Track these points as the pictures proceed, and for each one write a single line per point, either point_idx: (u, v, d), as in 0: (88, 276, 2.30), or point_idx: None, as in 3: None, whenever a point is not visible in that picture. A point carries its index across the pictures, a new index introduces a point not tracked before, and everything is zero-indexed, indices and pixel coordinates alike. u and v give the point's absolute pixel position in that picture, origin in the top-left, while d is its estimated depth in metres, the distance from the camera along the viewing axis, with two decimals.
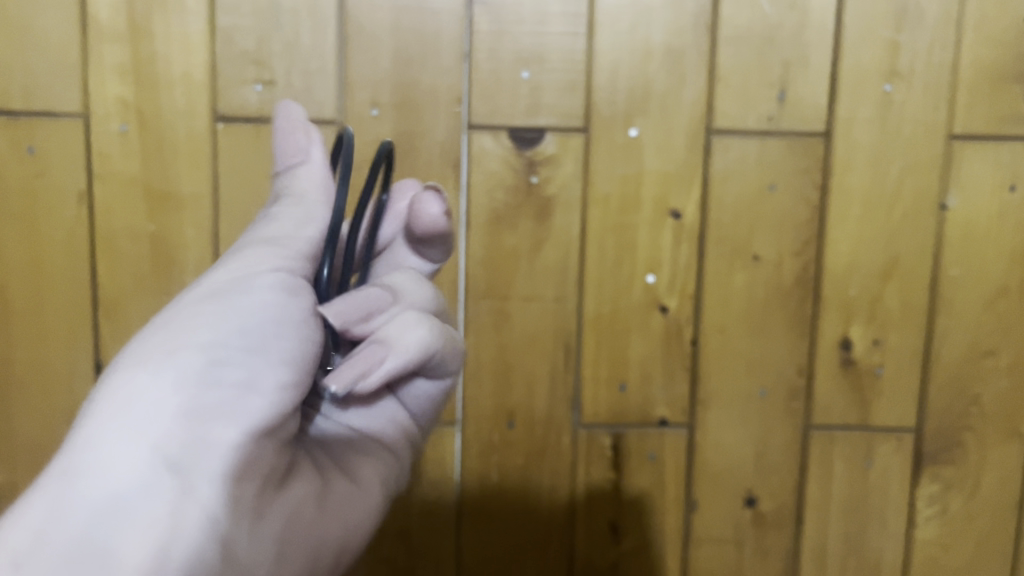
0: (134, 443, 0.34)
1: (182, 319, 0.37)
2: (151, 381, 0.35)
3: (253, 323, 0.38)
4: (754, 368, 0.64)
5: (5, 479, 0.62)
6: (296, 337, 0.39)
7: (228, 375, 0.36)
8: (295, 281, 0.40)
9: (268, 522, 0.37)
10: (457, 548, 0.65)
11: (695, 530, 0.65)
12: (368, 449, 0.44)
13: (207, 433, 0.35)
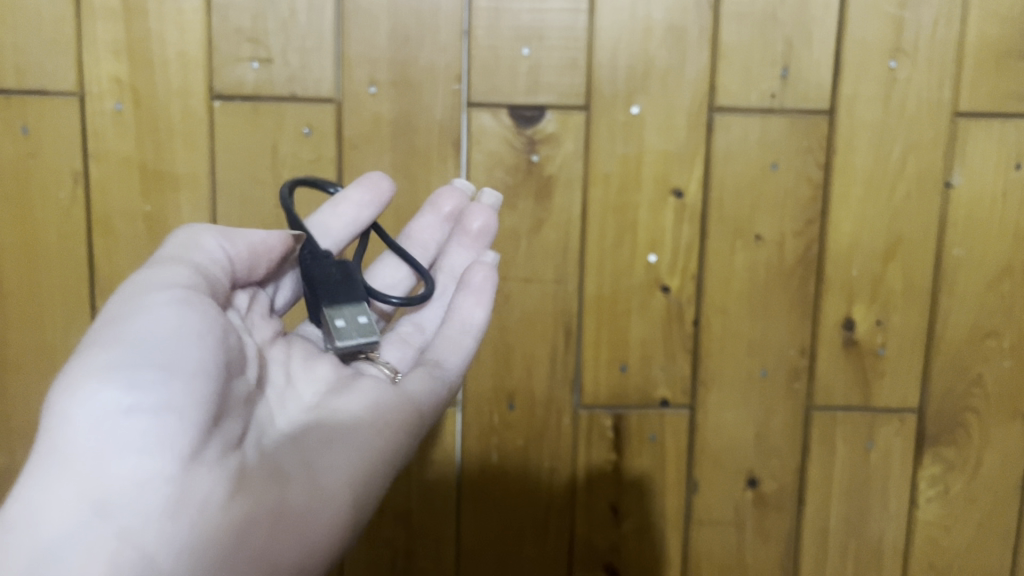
0: (58, 492, 0.31)
1: (99, 345, 0.33)
2: (61, 423, 0.32)
3: (162, 343, 0.34)
4: (755, 349, 0.63)
5: (3, 461, 0.61)
6: (207, 348, 0.35)
7: (147, 398, 0.32)
8: (193, 297, 0.37)
9: (215, 542, 0.34)
10: (456, 529, 0.65)
11: (696, 512, 0.65)
12: (343, 447, 0.41)
13: (130, 467, 0.32)
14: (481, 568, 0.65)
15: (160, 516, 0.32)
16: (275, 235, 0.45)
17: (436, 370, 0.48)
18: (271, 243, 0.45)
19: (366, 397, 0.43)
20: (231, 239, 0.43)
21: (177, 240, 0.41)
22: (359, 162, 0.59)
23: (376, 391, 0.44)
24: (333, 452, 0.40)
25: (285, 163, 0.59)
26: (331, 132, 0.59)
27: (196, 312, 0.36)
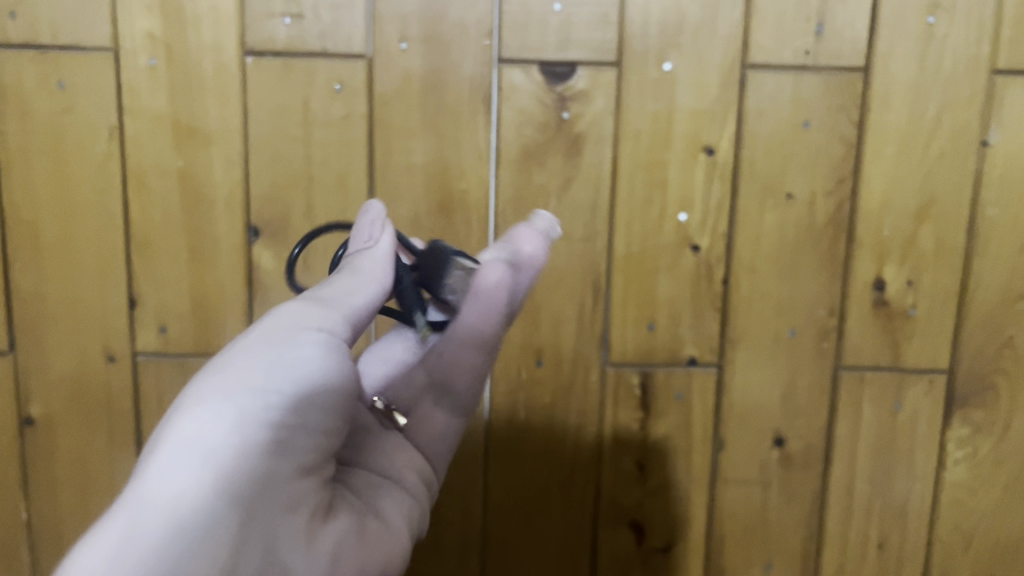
0: (188, 476, 0.33)
1: (243, 356, 0.37)
2: (207, 418, 0.34)
3: (311, 359, 0.37)
4: (784, 308, 0.63)
5: (43, 410, 0.63)
6: (352, 371, 0.39)
7: (292, 414, 0.36)
8: (346, 326, 0.40)
9: (328, 552, 0.36)
10: (484, 484, 0.65)
11: (722, 470, 0.66)
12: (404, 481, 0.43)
13: (268, 472, 0.35)
14: (508, 523, 0.66)
15: (284, 518, 0.35)
16: (386, 231, 0.44)
17: (444, 399, 0.44)
18: (388, 245, 0.43)
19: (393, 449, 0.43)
20: (378, 274, 0.42)
21: (330, 282, 0.42)
22: (390, 119, 0.59)
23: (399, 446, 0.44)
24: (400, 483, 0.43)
25: (317, 120, 0.59)
26: (363, 88, 0.59)
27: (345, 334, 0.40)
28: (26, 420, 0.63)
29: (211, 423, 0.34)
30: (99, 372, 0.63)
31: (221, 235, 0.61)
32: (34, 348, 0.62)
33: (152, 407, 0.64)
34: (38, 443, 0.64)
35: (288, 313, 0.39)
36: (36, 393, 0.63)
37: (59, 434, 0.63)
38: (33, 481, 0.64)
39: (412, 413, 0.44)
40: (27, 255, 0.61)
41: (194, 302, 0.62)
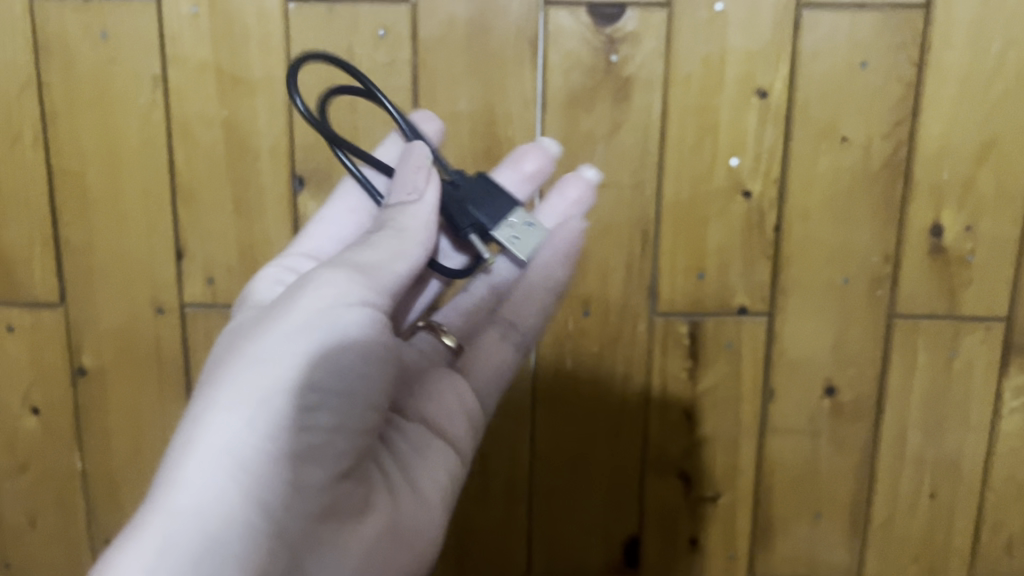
0: (219, 479, 0.37)
1: (290, 358, 0.40)
2: (247, 424, 0.38)
3: (349, 364, 0.40)
4: (837, 255, 0.62)
5: (95, 360, 0.64)
6: (386, 370, 0.41)
7: (321, 418, 0.39)
8: (380, 320, 0.42)
9: (356, 546, 0.40)
10: (531, 434, 0.65)
11: (771, 419, 0.65)
12: (438, 455, 0.45)
13: (292, 478, 0.38)
14: (555, 473, 0.66)
15: (315, 519, 0.39)
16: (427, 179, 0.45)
17: (511, 334, 0.49)
18: (431, 203, 0.44)
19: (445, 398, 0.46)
20: (418, 241, 0.44)
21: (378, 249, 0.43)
22: (435, 64, 0.58)
23: (459, 389, 0.47)
24: (429, 460, 0.45)
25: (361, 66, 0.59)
26: (407, 33, 0.58)
27: (382, 337, 0.41)
28: (78, 370, 0.64)
29: (237, 428, 0.38)
30: (149, 323, 0.63)
31: (266, 185, 0.61)
32: (85, 299, 0.63)
33: (200, 359, 0.64)
34: (91, 393, 0.64)
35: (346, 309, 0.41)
36: (88, 343, 0.63)
37: (111, 384, 0.64)
38: (87, 430, 0.65)
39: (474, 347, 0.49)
40: (75, 206, 0.61)
41: (241, 252, 0.62)
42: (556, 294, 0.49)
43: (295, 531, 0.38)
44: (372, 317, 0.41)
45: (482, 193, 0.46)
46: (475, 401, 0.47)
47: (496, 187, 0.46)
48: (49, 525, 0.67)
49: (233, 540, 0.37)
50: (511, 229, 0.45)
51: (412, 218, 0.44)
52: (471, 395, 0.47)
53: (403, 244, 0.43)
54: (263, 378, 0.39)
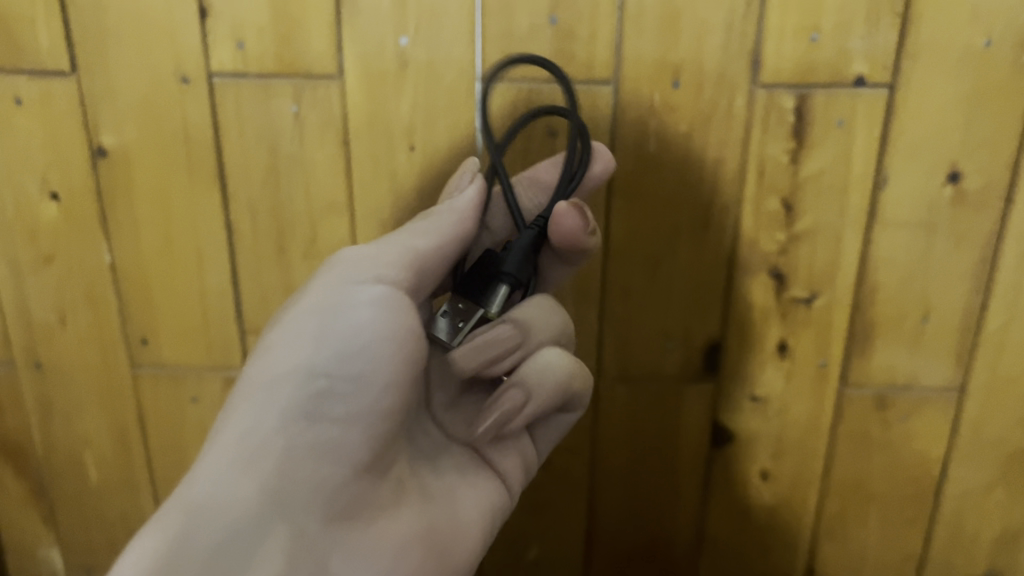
0: (237, 476, 0.41)
1: (305, 349, 0.44)
2: (257, 416, 0.43)
3: (363, 337, 0.43)
4: (981, 12, 0.52)
5: (116, 139, 0.57)
6: (412, 349, 0.44)
7: (336, 407, 0.43)
8: (398, 293, 0.45)
9: (381, 547, 0.44)
10: (606, 227, 0.58)
11: (882, 211, 0.57)
12: (477, 477, 0.50)
13: (307, 478, 0.42)
14: (631, 271, 0.59)
15: (338, 516, 0.43)
16: (475, 182, 0.49)
17: None
18: (470, 198, 0.49)
19: (501, 438, 0.51)
20: (452, 218, 0.48)
21: (409, 231, 0.48)
22: None
23: (512, 429, 0.52)
24: (473, 485, 0.50)
25: None
26: None
27: (395, 317, 0.44)
28: (98, 150, 0.57)
29: (251, 419, 0.43)
30: (173, 97, 0.55)
31: None
32: (99, 68, 0.55)
33: (233, 140, 0.56)
34: (114, 176, 0.58)
35: (368, 295, 0.44)
36: (107, 120, 0.56)
37: (136, 167, 0.57)
38: (112, 219, 0.59)
39: None
40: None
41: (275, 12, 0.53)
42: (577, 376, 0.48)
43: (319, 531, 0.42)
44: (384, 289, 0.44)
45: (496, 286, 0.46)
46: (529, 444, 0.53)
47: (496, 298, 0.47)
48: (81, 323, 0.62)
49: (252, 530, 0.40)
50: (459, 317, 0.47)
51: (449, 206, 0.49)
52: (525, 443, 0.52)
53: (428, 228, 0.47)
54: (272, 371, 0.44)
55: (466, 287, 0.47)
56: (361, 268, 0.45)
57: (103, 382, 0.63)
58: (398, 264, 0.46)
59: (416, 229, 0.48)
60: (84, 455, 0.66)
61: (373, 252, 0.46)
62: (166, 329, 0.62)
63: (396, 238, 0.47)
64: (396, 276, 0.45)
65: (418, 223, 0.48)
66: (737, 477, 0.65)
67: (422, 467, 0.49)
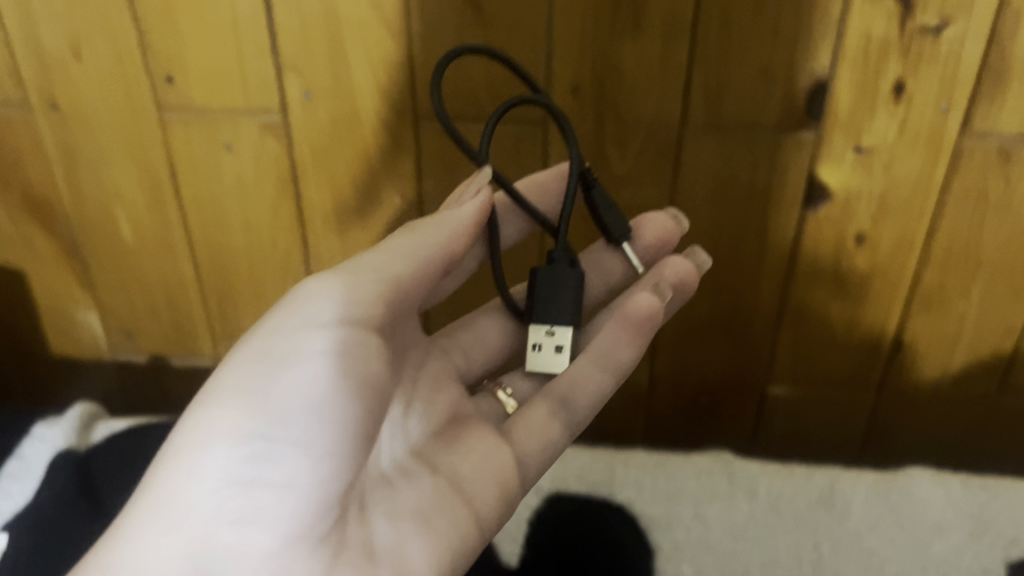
0: (158, 537, 0.36)
1: (245, 397, 0.37)
2: (189, 473, 0.37)
3: (305, 390, 0.37)
4: None
5: None
6: (360, 402, 0.38)
7: (272, 472, 0.36)
8: (354, 338, 0.39)
9: None
10: None
11: None
12: (439, 517, 0.40)
13: (233, 545, 0.36)
14: None
15: None
16: (476, 196, 0.43)
17: (562, 411, 0.45)
18: (468, 213, 0.43)
19: (476, 459, 0.42)
20: (439, 234, 0.42)
21: (383, 249, 0.42)
22: None
23: (493, 449, 0.42)
24: (433, 523, 0.39)
25: None
26: None
27: (345, 371, 0.38)
28: None
29: (183, 477, 0.37)
30: None
31: None
32: None
33: None
34: None
35: (314, 340, 0.38)
36: None
37: None
38: None
39: (521, 418, 0.45)
40: None
41: None
42: (616, 382, 0.45)
43: None
44: (338, 341, 0.38)
45: (571, 283, 0.44)
46: (511, 463, 0.42)
47: (578, 290, 0.44)
48: (99, 60, 0.54)
49: None
50: (550, 337, 0.44)
51: (439, 220, 0.43)
52: (508, 462, 0.42)
53: (407, 246, 0.42)
54: (210, 422, 0.37)
55: (542, 312, 0.44)
56: (317, 305, 0.39)
57: (131, 130, 0.57)
58: (354, 296, 0.39)
59: (393, 250, 0.41)
60: (114, 212, 0.61)
61: (333, 284, 0.40)
62: (194, 67, 0.54)
63: (368, 267, 0.41)
64: (350, 312, 0.39)
65: (392, 242, 0.42)
66: (830, 239, 0.59)
67: (386, 498, 0.40)
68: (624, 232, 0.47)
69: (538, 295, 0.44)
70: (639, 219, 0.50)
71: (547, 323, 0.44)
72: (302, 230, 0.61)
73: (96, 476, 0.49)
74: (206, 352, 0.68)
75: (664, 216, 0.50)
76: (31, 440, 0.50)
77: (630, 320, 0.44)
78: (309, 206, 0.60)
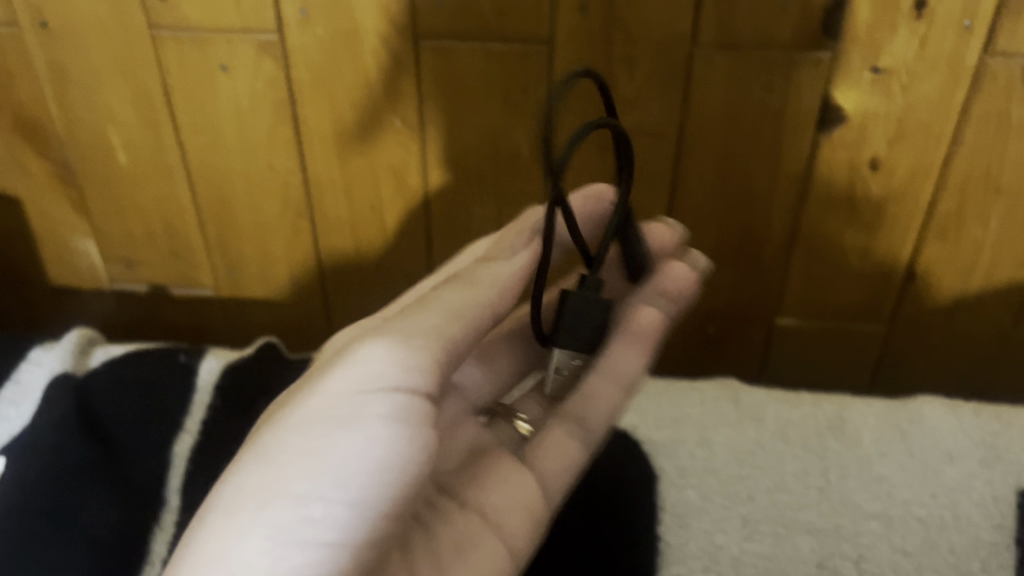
0: None
1: (301, 463, 0.34)
2: (230, 545, 0.33)
3: (364, 460, 0.34)
4: None
5: None
6: (419, 471, 0.35)
7: (318, 543, 0.33)
8: (414, 401, 0.36)
9: None
10: None
11: None
12: (473, 557, 0.38)
13: None
14: None
15: None
16: (528, 245, 0.44)
17: (577, 430, 0.43)
18: (519, 264, 0.43)
19: (506, 486, 0.40)
20: (486, 294, 0.40)
21: (440, 300, 0.40)
22: None
23: (518, 473, 0.40)
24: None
25: None
26: None
27: (407, 435, 0.35)
28: None
29: (223, 548, 0.33)
30: None
31: None
32: None
33: None
34: None
35: (380, 402, 0.35)
36: None
37: None
38: None
39: (539, 437, 0.42)
40: None
41: None
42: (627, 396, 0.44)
43: None
44: (400, 405, 0.35)
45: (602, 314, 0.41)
46: (535, 488, 0.40)
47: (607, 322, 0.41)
48: None
49: None
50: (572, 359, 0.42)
51: (489, 274, 0.42)
52: (531, 487, 0.40)
53: (455, 305, 0.39)
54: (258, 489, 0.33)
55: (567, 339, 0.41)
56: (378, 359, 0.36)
57: (122, 48, 0.55)
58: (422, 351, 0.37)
59: (434, 300, 0.40)
60: (108, 135, 0.59)
61: (393, 336, 0.37)
62: None
63: (422, 324, 0.38)
64: (412, 378, 0.36)
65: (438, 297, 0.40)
66: (845, 165, 0.57)
67: (417, 546, 0.38)
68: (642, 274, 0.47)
69: (563, 326, 0.41)
70: (645, 228, 0.50)
71: (574, 352, 0.42)
72: (300, 155, 0.59)
73: (93, 394, 0.48)
74: (207, 281, 0.67)
75: (666, 229, 0.50)
76: (26, 365, 0.50)
77: (637, 330, 0.45)
78: (308, 131, 0.58)
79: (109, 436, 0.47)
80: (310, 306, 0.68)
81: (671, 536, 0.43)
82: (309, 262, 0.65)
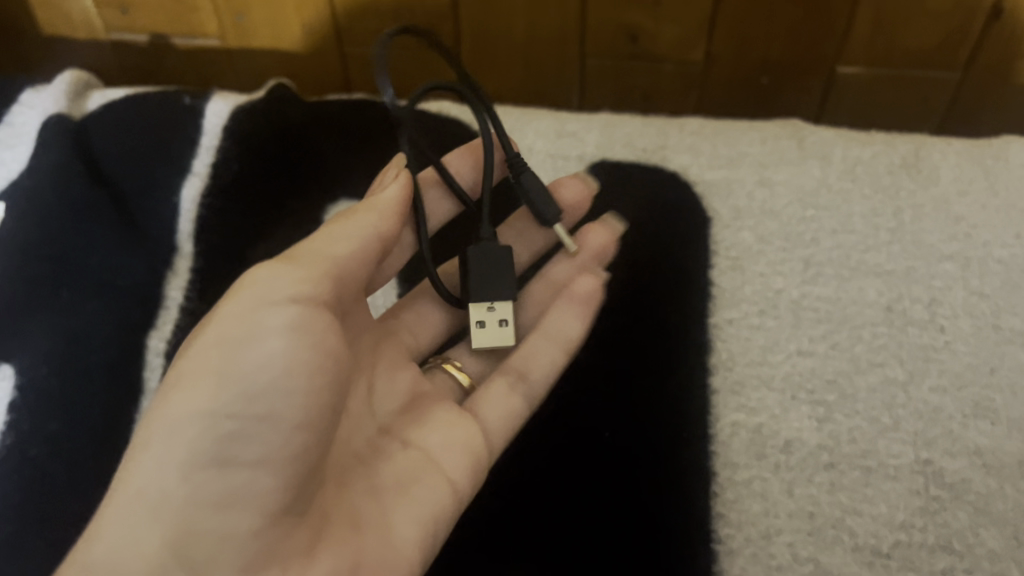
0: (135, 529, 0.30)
1: (210, 389, 0.31)
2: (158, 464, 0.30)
3: (272, 368, 0.31)
4: None
5: None
6: (331, 377, 0.33)
7: (244, 450, 0.31)
8: (317, 315, 0.32)
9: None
10: None
11: None
12: (416, 489, 0.35)
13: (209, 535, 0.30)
14: None
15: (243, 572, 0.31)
16: (398, 179, 0.37)
17: (520, 386, 0.38)
18: (393, 196, 0.36)
19: (443, 433, 0.36)
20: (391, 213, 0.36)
21: (334, 225, 0.35)
22: None
23: (458, 425, 0.37)
24: (409, 496, 0.35)
25: None
26: None
27: (312, 349, 0.32)
28: None
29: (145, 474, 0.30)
30: None
31: None
32: None
33: None
34: None
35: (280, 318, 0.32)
36: None
37: None
38: None
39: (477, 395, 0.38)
40: None
41: None
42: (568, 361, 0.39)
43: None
44: (297, 314, 0.32)
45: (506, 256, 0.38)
46: (480, 436, 0.37)
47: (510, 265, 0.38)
48: None
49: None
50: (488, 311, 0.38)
51: (372, 207, 0.36)
52: (478, 436, 0.37)
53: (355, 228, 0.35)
54: (175, 422, 0.31)
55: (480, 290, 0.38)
56: (269, 291, 0.32)
57: None
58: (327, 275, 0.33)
59: (335, 219, 0.36)
60: None
61: (281, 270, 0.33)
62: None
63: (314, 240, 0.34)
64: (312, 296, 0.33)
65: (345, 221, 0.35)
66: None
67: (355, 480, 0.35)
68: (557, 213, 0.40)
69: (471, 275, 0.38)
70: (592, 223, 0.42)
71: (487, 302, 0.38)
72: None
73: (92, 139, 0.44)
74: (212, 30, 0.61)
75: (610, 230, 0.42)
76: (19, 108, 0.46)
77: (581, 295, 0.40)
78: None
79: (112, 181, 0.43)
80: (325, 57, 0.62)
81: (725, 281, 0.42)
82: (321, 6, 0.59)
